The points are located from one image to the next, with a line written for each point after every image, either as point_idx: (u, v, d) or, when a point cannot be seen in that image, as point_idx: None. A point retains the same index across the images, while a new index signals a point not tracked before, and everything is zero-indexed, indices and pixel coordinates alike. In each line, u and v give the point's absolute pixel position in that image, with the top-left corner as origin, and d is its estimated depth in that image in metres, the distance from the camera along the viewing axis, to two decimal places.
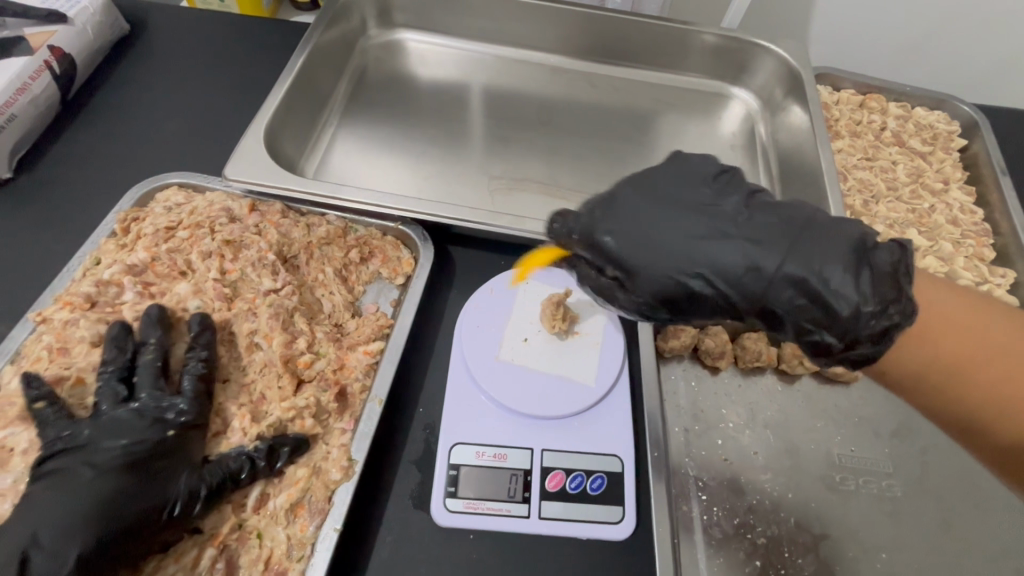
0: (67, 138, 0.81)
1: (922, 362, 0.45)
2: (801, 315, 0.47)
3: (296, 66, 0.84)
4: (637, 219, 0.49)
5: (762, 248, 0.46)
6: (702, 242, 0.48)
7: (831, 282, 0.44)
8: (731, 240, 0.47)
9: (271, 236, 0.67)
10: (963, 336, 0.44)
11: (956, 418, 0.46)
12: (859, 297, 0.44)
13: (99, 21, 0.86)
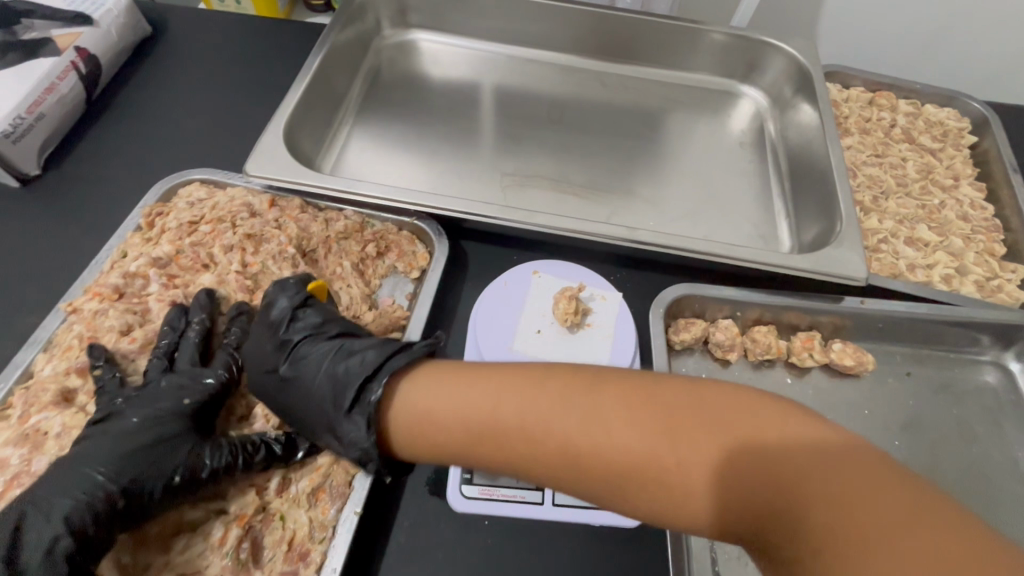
0: (92, 136, 0.83)
1: (637, 455, 0.42)
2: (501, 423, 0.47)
3: (313, 65, 0.86)
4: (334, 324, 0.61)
5: (350, 371, 0.54)
6: (271, 358, 0.58)
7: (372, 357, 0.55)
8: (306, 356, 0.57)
9: (290, 230, 0.69)
10: (522, 408, 0.46)
11: (705, 515, 0.39)
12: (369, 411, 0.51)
13: (122, 22, 0.89)
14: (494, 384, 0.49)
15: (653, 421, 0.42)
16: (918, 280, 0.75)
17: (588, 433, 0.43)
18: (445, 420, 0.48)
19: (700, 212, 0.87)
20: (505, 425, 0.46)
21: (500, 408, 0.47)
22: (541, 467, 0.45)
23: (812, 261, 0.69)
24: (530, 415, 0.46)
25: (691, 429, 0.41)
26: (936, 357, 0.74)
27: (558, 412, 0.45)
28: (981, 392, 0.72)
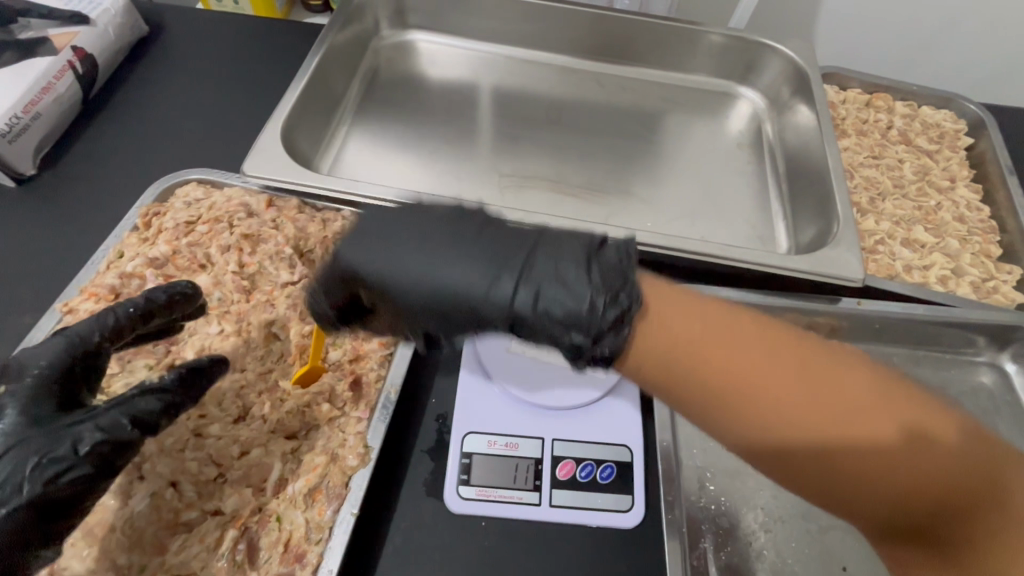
0: (89, 136, 0.83)
1: (826, 422, 0.36)
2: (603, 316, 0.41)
3: (310, 65, 0.86)
4: (406, 259, 0.47)
5: (563, 273, 0.44)
6: (455, 261, 0.46)
7: (564, 266, 0.45)
8: (487, 248, 0.47)
9: (288, 231, 0.69)
10: (730, 359, 0.38)
11: (858, 493, 0.37)
12: (592, 294, 0.42)
13: (119, 22, 0.88)
14: (711, 327, 0.39)
15: (856, 396, 0.37)
16: (914, 281, 0.76)
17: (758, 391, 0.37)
18: (661, 349, 0.39)
19: (698, 213, 0.87)
20: (714, 367, 0.38)
21: (705, 351, 0.38)
22: (723, 408, 0.38)
23: (808, 262, 0.69)
24: (735, 366, 0.38)
25: (897, 424, 0.36)
26: (933, 358, 0.74)
27: (763, 373, 0.37)
28: (977, 392, 0.72)
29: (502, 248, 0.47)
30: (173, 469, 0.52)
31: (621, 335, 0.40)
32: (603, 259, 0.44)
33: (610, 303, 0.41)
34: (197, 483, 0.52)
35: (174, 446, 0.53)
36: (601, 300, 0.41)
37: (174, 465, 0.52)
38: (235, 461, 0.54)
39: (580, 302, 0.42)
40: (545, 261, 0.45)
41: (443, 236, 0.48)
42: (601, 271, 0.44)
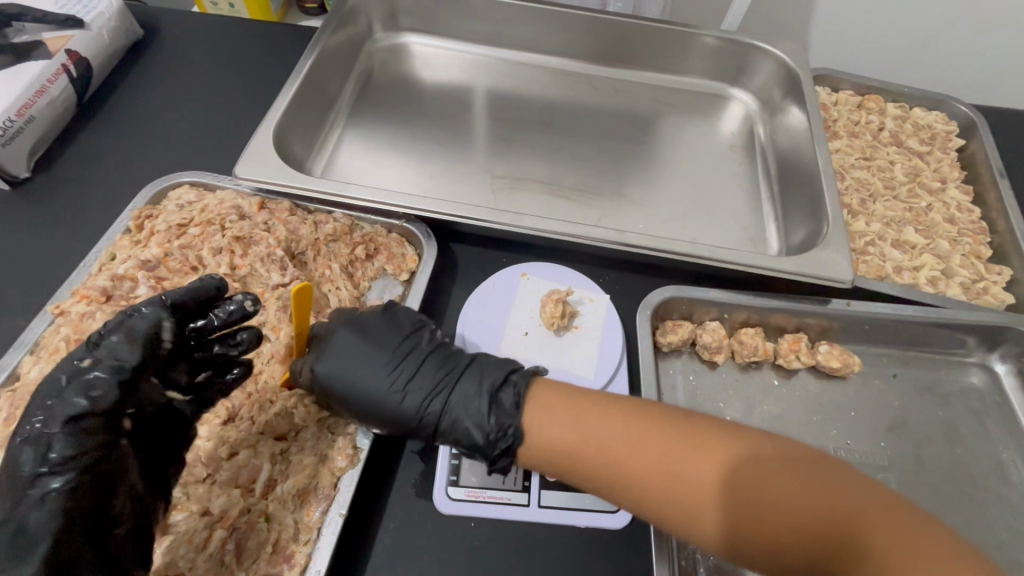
0: (83, 139, 0.83)
1: (727, 476, 0.45)
2: (492, 443, 0.53)
3: (303, 68, 0.87)
4: (352, 363, 0.56)
5: (468, 401, 0.55)
6: (393, 380, 0.57)
7: (474, 398, 0.55)
8: (419, 373, 0.57)
9: (279, 233, 0.69)
10: (609, 445, 0.48)
11: (739, 548, 0.44)
12: (489, 420, 0.53)
13: (114, 26, 0.89)
14: (593, 418, 0.50)
15: (724, 461, 0.46)
16: (904, 282, 0.76)
17: (634, 470, 0.47)
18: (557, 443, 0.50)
19: (689, 215, 0.88)
20: (599, 453, 0.49)
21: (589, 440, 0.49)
22: (617, 487, 0.48)
23: (797, 263, 0.70)
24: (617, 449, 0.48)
25: (754, 484, 0.44)
26: (922, 359, 0.74)
27: (639, 453, 0.47)
28: (967, 393, 0.72)
29: (434, 371, 0.57)
30: None
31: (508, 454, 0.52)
32: (505, 394, 0.55)
33: (502, 428, 0.52)
34: (184, 483, 0.51)
35: None
36: (495, 431, 0.52)
37: None
38: (223, 461, 0.53)
39: (478, 423, 0.54)
40: (461, 389, 0.56)
41: (373, 348, 0.58)
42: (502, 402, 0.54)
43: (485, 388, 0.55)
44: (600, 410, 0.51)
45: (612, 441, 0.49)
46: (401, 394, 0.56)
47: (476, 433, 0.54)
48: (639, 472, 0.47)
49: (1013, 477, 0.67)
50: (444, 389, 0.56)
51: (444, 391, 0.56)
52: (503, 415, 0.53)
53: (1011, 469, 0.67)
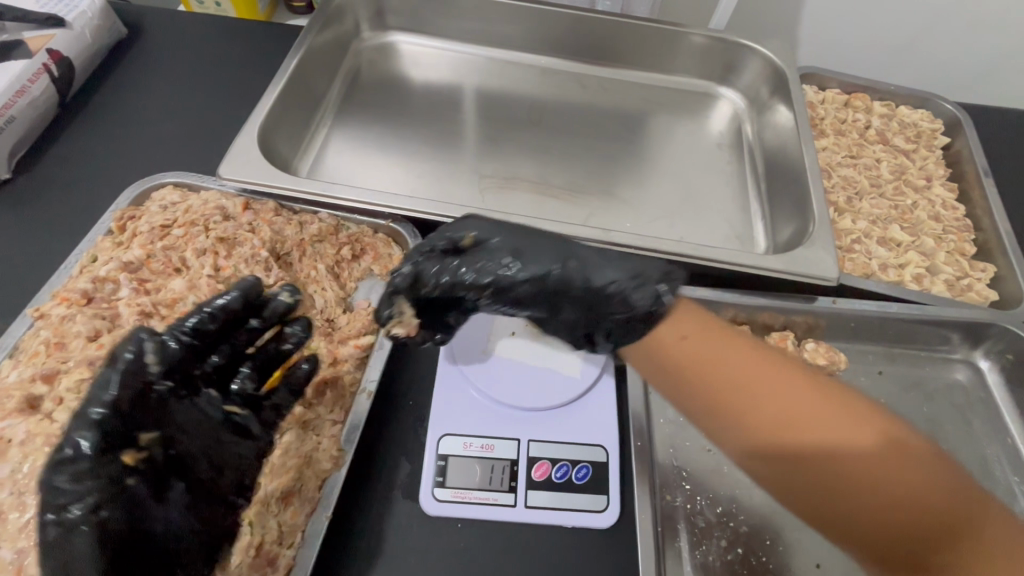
0: (66, 139, 0.82)
1: (857, 450, 0.46)
2: (648, 297, 0.53)
3: (288, 67, 0.86)
4: (505, 224, 0.59)
5: (602, 260, 0.56)
6: (530, 255, 0.55)
7: (608, 263, 0.55)
8: (549, 247, 0.56)
9: (264, 234, 0.68)
10: (734, 369, 0.50)
11: (844, 508, 0.45)
12: (630, 278, 0.54)
13: (97, 24, 0.88)
14: (727, 351, 0.51)
15: (847, 430, 0.47)
16: (890, 280, 0.76)
17: (749, 397, 0.49)
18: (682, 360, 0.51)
19: (677, 213, 0.88)
20: (733, 381, 0.49)
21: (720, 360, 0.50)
22: (737, 416, 0.49)
23: (784, 261, 0.70)
24: (744, 374, 0.50)
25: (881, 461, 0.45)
26: (908, 356, 0.75)
27: (768, 382, 0.49)
28: (951, 389, 0.73)
29: (565, 239, 0.58)
30: None
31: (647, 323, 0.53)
32: (632, 259, 0.56)
33: (644, 288, 0.53)
34: None
35: None
36: (633, 284, 0.53)
37: None
38: None
39: (624, 281, 0.54)
40: (595, 252, 0.56)
41: (514, 216, 0.60)
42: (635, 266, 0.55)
43: (617, 257, 0.56)
44: (755, 349, 0.52)
45: (741, 372, 0.50)
46: (550, 249, 0.56)
47: (615, 285, 0.54)
48: (769, 403, 0.48)
49: (997, 472, 0.67)
50: (575, 252, 0.56)
51: (571, 252, 0.56)
52: (644, 286, 0.54)
53: (995, 465, 0.68)
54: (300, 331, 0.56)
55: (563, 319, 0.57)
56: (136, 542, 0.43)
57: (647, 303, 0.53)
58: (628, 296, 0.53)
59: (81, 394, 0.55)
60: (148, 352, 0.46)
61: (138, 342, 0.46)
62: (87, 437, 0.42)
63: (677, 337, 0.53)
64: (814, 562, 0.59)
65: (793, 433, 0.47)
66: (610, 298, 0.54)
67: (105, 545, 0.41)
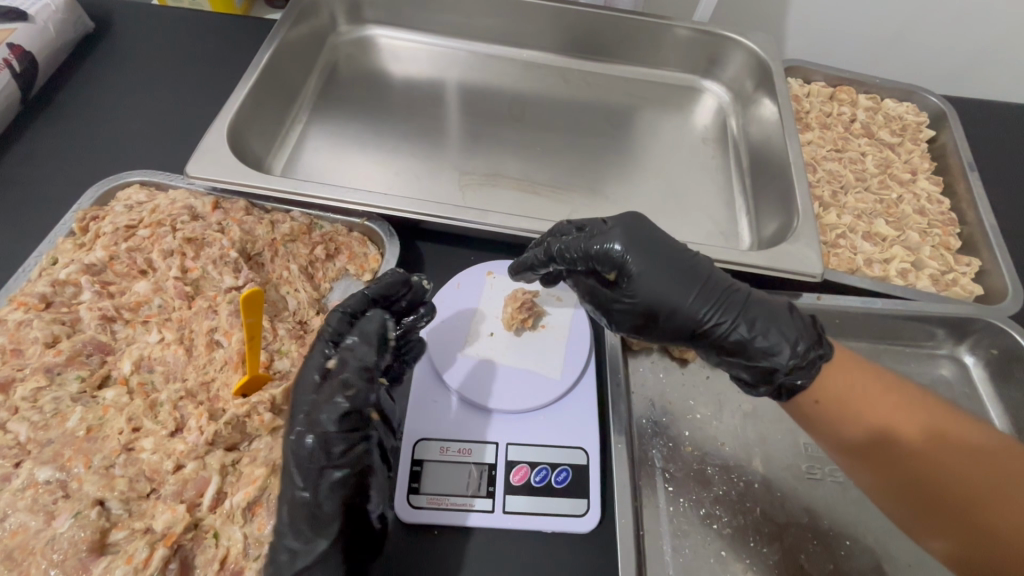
0: (27, 137, 0.79)
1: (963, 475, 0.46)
2: (780, 363, 0.51)
3: (261, 62, 0.84)
4: (644, 248, 0.56)
5: (751, 314, 0.53)
6: (688, 291, 0.54)
7: (753, 322, 0.52)
8: (705, 285, 0.54)
9: (233, 234, 0.66)
10: (869, 416, 0.50)
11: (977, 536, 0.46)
12: (798, 340, 0.51)
13: (61, 18, 0.85)
14: (866, 397, 0.50)
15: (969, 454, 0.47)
16: (875, 275, 0.75)
17: (876, 420, 0.49)
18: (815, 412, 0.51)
19: (662, 209, 0.86)
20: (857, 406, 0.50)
21: (857, 409, 0.50)
22: (865, 441, 0.50)
23: (766, 257, 0.68)
24: (879, 419, 0.49)
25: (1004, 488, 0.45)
26: (893, 351, 0.74)
27: (891, 404, 0.50)
28: (936, 385, 0.72)
29: (708, 278, 0.55)
30: (101, 485, 0.49)
31: (786, 383, 0.52)
32: (804, 317, 0.53)
33: (801, 353, 0.51)
34: (127, 499, 0.50)
35: (101, 463, 0.50)
36: (772, 349, 0.51)
37: (103, 481, 0.49)
38: (169, 475, 0.51)
39: (786, 344, 0.51)
40: (740, 303, 0.53)
41: (656, 240, 0.57)
42: (804, 324, 0.53)
43: (772, 317, 0.52)
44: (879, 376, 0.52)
45: (868, 399, 0.50)
46: (681, 290, 0.54)
47: (744, 343, 0.52)
48: (891, 427, 0.49)
49: None
50: (714, 301, 0.53)
51: (705, 295, 0.54)
52: (784, 350, 0.51)
53: None
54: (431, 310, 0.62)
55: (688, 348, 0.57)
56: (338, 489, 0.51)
57: (773, 368, 0.52)
58: (755, 357, 0.52)
59: (38, 404, 0.53)
60: (334, 336, 0.55)
61: (336, 325, 0.56)
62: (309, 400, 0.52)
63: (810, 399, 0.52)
64: (798, 564, 0.58)
65: (915, 455, 0.48)
66: (755, 354, 0.52)
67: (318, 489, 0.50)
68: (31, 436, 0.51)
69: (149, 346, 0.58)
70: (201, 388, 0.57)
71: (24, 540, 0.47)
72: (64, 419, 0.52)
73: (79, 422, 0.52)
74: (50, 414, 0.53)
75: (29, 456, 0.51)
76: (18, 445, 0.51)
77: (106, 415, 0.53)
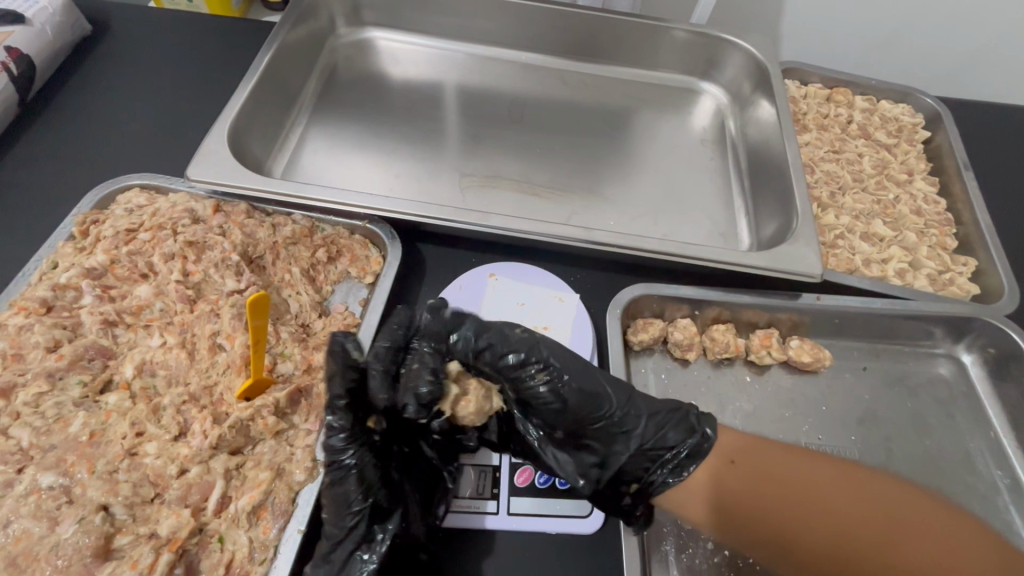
0: (26, 140, 0.79)
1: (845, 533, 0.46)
2: (653, 473, 0.55)
3: (261, 66, 0.84)
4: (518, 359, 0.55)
5: (627, 422, 0.55)
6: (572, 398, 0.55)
7: (634, 435, 0.55)
8: (585, 395, 0.55)
9: (235, 236, 0.65)
10: (776, 477, 0.51)
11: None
12: (674, 448, 0.54)
13: (59, 21, 0.85)
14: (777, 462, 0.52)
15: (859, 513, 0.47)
16: (873, 275, 0.76)
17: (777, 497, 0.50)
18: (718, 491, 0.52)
19: (661, 210, 0.87)
20: (757, 482, 0.51)
21: (762, 470, 0.52)
22: (755, 512, 0.50)
23: (766, 258, 0.69)
24: (793, 475, 0.51)
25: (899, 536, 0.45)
26: (891, 351, 0.75)
27: (791, 468, 0.51)
28: (935, 383, 0.73)
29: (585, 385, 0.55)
30: (104, 491, 0.49)
31: (682, 475, 0.54)
32: (689, 424, 0.55)
33: (690, 442, 0.54)
34: (131, 504, 0.49)
35: (105, 468, 0.50)
36: (648, 460, 0.55)
37: (106, 486, 0.49)
38: (173, 480, 0.51)
39: (664, 454, 0.55)
40: (611, 414, 0.55)
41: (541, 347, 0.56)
42: (686, 434, 0.55)
43: (653, 425, 0.55)
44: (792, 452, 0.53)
45: (763, 471, 0.51)
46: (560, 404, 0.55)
47: (616, 460, 0.55)
48: (785, 496, 0.49)
49: (981, 466, 0.67)
50: (587, 412, 0.55)
51: (581, 404, 0.55)
52: (654, 463, 0.55)
53: (978, 459, 0.67)
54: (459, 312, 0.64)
55: (587, 458, 0.56)
56: (394, 494, 0.52)
57: (637, 483, 0.55)
58: (630, 472, 0.55)
59: (40, 409, 0.53)
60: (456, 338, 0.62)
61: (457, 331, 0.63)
62: None
63: (724, 463, 0.54)
64: None
65: (800, 516, 0.48)
66: (651, 452, 0.55)
67: (366, 488, 0.49)
68: (32, 442, 0.51)
69: (153, 349, 0.58)
70: (203, 392, 0.56)
71: (27, 546, 0.46)
72: (66, 424, 0.52)
73: (82, 427, 0.52)
74: (51, 419, 0.52)
75: (31, 462, 0.51)
76: (20, 450, 0.51)
77: (108, 420, 0.53)
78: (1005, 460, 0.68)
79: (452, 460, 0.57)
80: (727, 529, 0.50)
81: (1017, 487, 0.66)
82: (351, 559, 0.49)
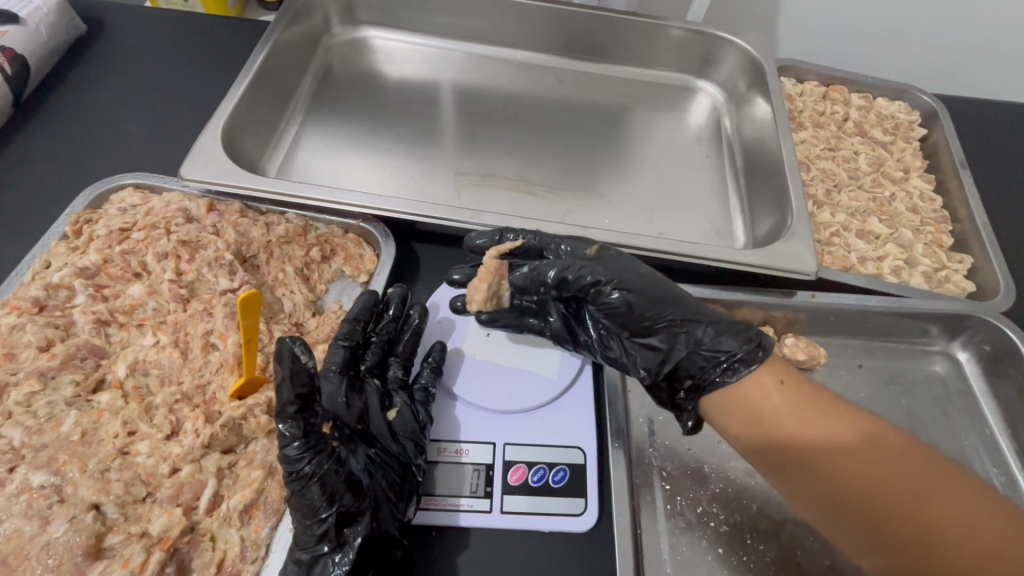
0: (19, 140, 0.79)
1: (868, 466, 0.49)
2: (708, 374, 0.57)
3: (255, 65, 0.83)
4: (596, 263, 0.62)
5: (687, 323, 0.58)
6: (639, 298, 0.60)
7: (694, 336, 0.58)
8: (651, 295, 0.60)
9: (228, 236, 0.65)
10: (819, 412, 0.52)
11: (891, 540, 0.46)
12: (732, 350, 0.56)
13: (53, 21, 0.85)
14: (823, 399, 0.53)
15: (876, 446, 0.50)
16: (869, 272, 0.76)
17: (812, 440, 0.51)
18: (763, 408, 0.54)
19: (656, 208, 0.86)
20: (787, 421, 0.52)
21: (812, 402, 0.53)
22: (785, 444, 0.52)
23: (762, 256, 0.69)
24: (822, 416, 0.52)
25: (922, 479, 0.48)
26: (887, 349, 0.74)
27: (817, 411, 0.52)
28: (930, 381, 0.73)
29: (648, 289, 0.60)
30: (96, 490, 0.49)
31: (736, 374, 0.56)
32: (749, 333, 0.57)
33: (749, 345, 0.56)
34: (122, 504, 0.49)
35: (97, 467, 0.50)
36: (708, 361, 0.57)
37: (98, 485, 0.49)
38: (165, 479, 0.51)
39: (722, 354, 0.56)
40: (669, 316, 0.59)
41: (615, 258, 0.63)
42: (747, 338, 0.57)
43: (711, 329, 0.58)
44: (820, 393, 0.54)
45: (794, 410, 0.53)
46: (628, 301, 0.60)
47: (674, 357, 0.58)
48: (816, 435, 0.51)
49: (976, 464, 0.67)
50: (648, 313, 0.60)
51: (647, 302, 0.60)
52: (713, 360, 0.57)
53: (974, 457, 0.67)
54: (419, 312, 0.65)
55: (647, 354, 0.60)
56: (359, 496, 0.51)
57: (690, 382, 0.58)
58: (686, 369, 0.58)
59: (32, 408, 0.53)
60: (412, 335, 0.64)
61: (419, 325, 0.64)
62: (426, 379, 0.61)
63: (774, 385, 0.55)
64: (795, 560, 0.57)
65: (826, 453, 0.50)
66: (709, 353, 0.57)
67: (328, 494, 0.49)
68: (25, 441, 0.51)
69: (146, 349, 0.58)
70: (197, 392, 0.56)
71: (19, 545, 0.46)
72: (58, 423, 0.52)
73: (74, 426, 0.52)
74: (44, 418, 0.52)
75: (23, 461, 0.51)
76: (12, 450, 0.51)
77: (101, 419, 0.53)
78: (1001, 459, 0.67)
79: (421, 455, 0.56)
80: (762, 454, 0.53)
81: (1013, 485, 0.65)
82: (323, 563, 0.49)
